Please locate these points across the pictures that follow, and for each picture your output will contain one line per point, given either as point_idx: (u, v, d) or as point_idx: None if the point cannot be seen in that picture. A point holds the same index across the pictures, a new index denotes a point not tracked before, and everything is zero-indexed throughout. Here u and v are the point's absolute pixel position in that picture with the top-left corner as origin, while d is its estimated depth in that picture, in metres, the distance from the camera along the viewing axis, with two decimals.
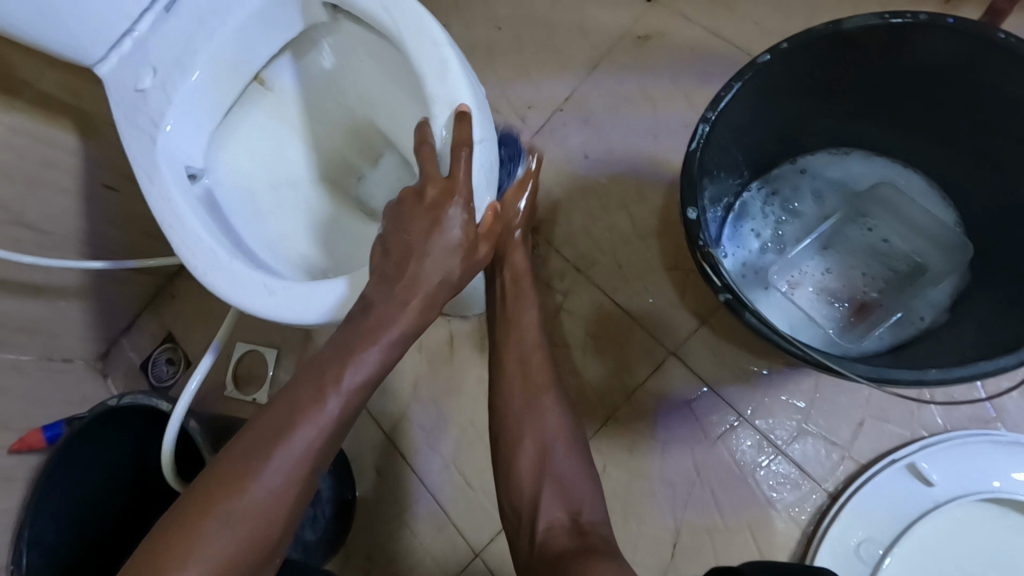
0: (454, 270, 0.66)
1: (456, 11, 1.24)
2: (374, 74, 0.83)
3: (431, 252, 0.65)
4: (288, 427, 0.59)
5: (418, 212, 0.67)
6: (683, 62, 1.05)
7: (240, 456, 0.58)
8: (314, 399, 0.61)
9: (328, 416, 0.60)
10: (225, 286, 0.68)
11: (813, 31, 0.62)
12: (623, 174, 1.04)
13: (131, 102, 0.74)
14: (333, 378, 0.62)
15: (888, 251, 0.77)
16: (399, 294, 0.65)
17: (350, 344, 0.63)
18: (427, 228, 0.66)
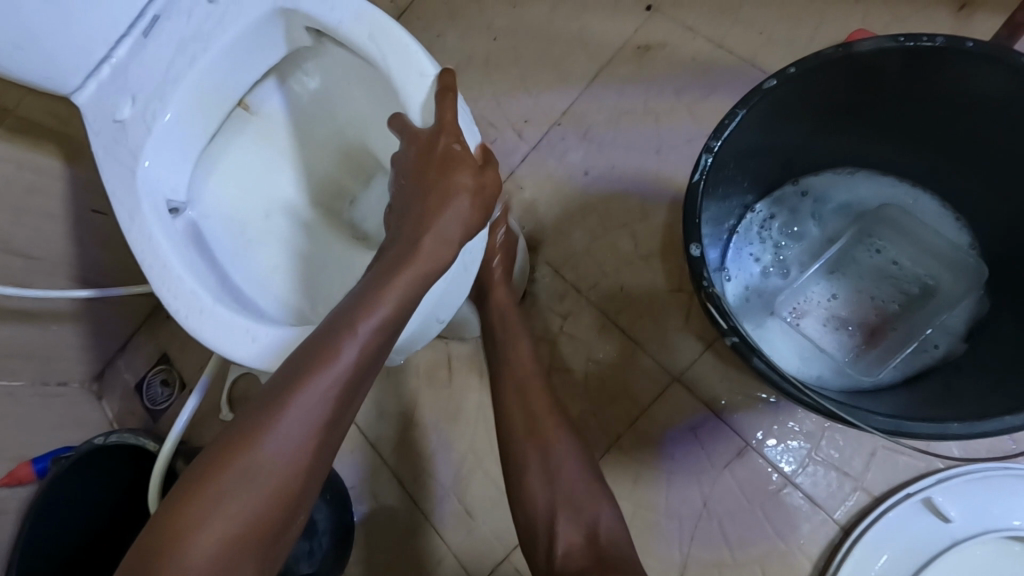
0: (466, 216, 0.62)
1: (452, 23, 1.21)
2: (362, 98, 0.80)
3: (447, 192, 0.61)
4: (303, 376, 0.54)
5: (422, 168, 0.62)
6: (685, 73, 1.01)
7: (259, 410, 0.54)
8: (328, 347, 0.55)
9: (344, 364, 0.55)
10: (207, 332, 0.66)
11: (821, 53, 0.58)
12: (624, 190, 1.01)
13: (111, 133, 0.73)
14: (350, 325, 0.56)
15: (897, 272, 0.74)
16: (389, 286, 0.58)
17: (349, 321, 0.57)
18: (436, 173, 0.62)
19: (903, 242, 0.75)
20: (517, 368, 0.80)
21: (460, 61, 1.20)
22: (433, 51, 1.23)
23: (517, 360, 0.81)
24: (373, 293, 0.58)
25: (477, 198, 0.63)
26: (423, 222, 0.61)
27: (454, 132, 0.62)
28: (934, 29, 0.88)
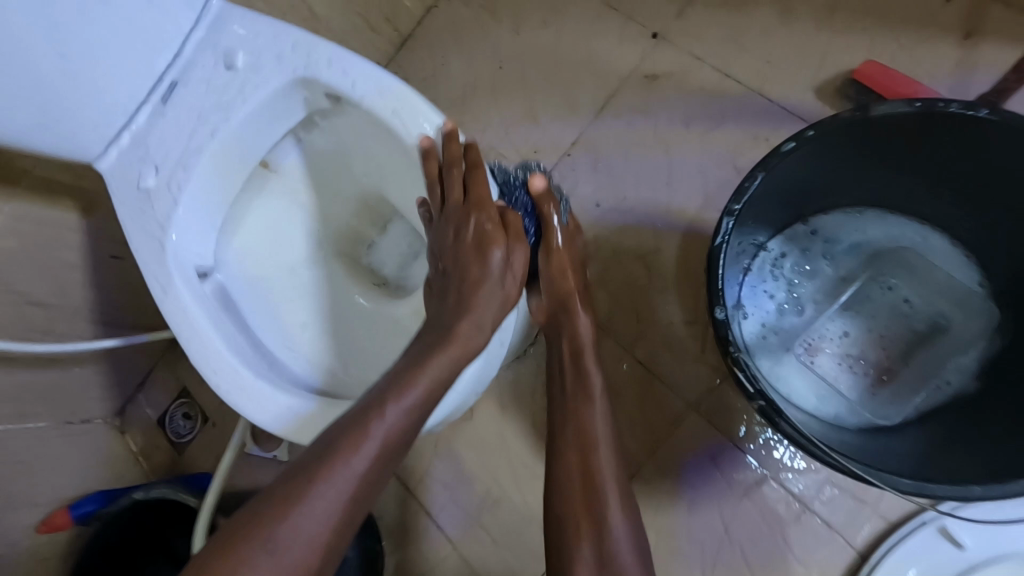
0: (510, 294, 0.65)
1: (456, 51, 1.21)
2: (375, 153, 0.81)
3: (486, 269, 0.64)
4: (353, 437, 0.56)
5: (460, 246, 0.65)
6: (694, 103, 1.02)
7: (305, 469, 0.56)
8: (376, 410, 0.58)
9: (389, 428, 0.57)
10: (245, 404, 0.68)
11: (837, 118, 0.60)
12: (636, 222, 1.02)
13: (135, 201, 0.74)
14: (398, 391, 0.59)
15: (910, 311, 0.76)
16: (426, 361, 0.60)
17: (392, 392, 0.59)
18: (472, 251, 0.65)
19: (914, 280, 0.77)
20: (583, 436, 0.75)
21: (465, 89, 1.20)
22: (437, 78, 1.23)
23: (583, 426, 0.75)
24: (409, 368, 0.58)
25: (516, 269, 0.65)
26: (465, 303, 0.63)
27: (487, 209, 0.65)
28: (940, 57, 0.89)
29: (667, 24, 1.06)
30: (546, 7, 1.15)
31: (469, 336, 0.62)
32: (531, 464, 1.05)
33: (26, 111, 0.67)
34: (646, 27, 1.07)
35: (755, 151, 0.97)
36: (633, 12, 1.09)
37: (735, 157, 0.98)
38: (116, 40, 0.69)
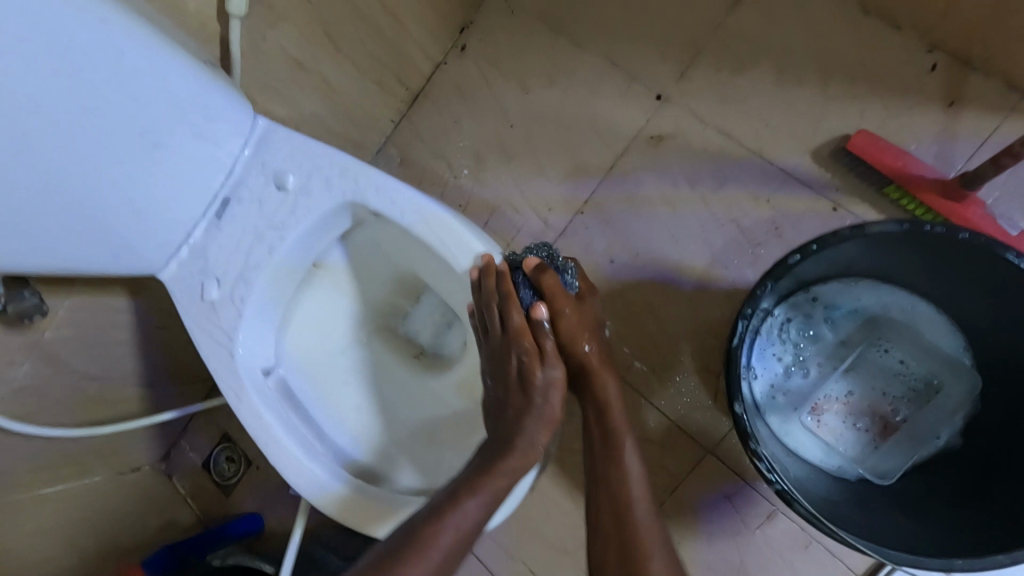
0: (555, 410, 0.71)
1: (467, 108, 1.26)
2: (406, 249, 0.88)
3: (529, 395, 0.71)
4: (437, 526, 0.62)
5: (504, 373, 0.72)
6: (697, 164, 1.09)
7: (390, 555, 0.60)
8: (457, 503, 0.64)
9: (467, 520, 0.63)
10: (317, 495, 0.78)
11: (838, 235, 0.67)
12: (648, 278, 1.10)
13: (202, 312, 0.81)
14: (475, 487, 0.66)
15: (904, 371, 0.86)
16: (491, 464, 0.68)
17: (460, 491, 0.66)
18: (516, 378, 0.71)
19: (907, 343, 0.86)
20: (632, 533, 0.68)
21: (478, 146, 1.25)
22: (450, 135, 1.27)
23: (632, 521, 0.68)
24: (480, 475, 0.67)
25: (556, 394, 0.71)
26: (513, 425, 0.70)
27: (526, 340, 0.71)
28: (926, 124, 0.96)
29: (669, 86, 1.11)
30: (551, 64, 1.19)
31: (528, 445, 0.70)
32: (560, 501, 1.14)
33: (89, 241, 0.73)
34: (650, 89, 1.12)
35: (757, 211, 1.04)
36: (636, 72, 1.13)
37: (737, 215, 1.05)
38: (171, 173, 0.74)
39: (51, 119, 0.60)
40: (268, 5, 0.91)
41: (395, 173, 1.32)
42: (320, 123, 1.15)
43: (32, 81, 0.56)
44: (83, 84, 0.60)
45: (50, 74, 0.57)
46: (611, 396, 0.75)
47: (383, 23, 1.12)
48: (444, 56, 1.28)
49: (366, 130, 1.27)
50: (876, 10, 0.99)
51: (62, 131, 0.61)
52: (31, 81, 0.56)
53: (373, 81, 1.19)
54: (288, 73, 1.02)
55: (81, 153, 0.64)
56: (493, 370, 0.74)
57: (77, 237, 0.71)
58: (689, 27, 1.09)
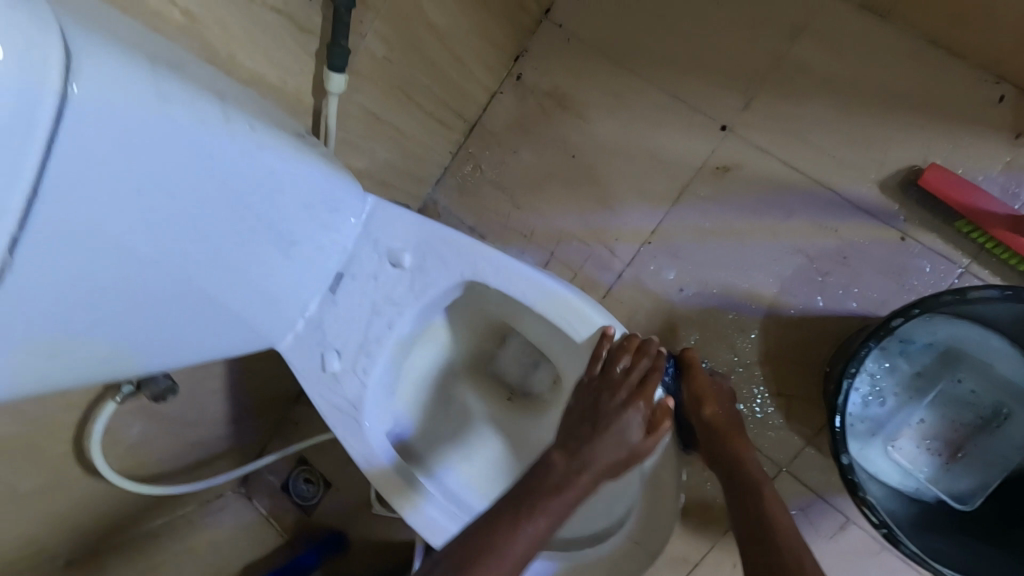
0: (621, 453, 0.80)
1: (527, 139, 1.28)
2: (506, 308, 0.92)
3: (597, 453, 0.79)
4: (504, 538, 0.72)
5: (595, 427, 0.81)
6: (763, 194, 1.12)
7: (462, 555, 0.70)
8: (520, 524, 0.73)
9: (524, 543, 0.73)
10: (418, 523, 0.85)
11: (939, 300, 0.72)
12: (718, 306, 1.15)
13: (324, 381, 0.86)
14: (533, 513, 0.74)
15: (974, 399, 0.92)
16: (546, 496, 0.76)
17: (521, 512, 0.75)
18: (614, 425, 0.80)
19: (978, 374, 0.92)
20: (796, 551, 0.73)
21: (539, 177, 1.27)
22: (512, 167, 1.30)
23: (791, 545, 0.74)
24: (533, 505, 0.75)
25: (630, 449, 0.80)
26: (573, 472, 0.78)
27: (648, 400, 0.82)
28: (992, 155, 1.00)
29: (733, 117, 1.13)
30: (615, 96, 1.21)
31: (586, 484, 0.78)
32: None
33: (205, 334, 0.72)
34: (714, 120, 1.15)
35: (824, 239, 1.08)
36: (699, 103, 1.16)
37: (804, 244, 1.09)
38: (274, 253, 0.73)
39: (164, 226, 0.58)
40: (355, 72, 0.92)
41: (455, 204, 1.35)
42: (391, 167, 1.17)
43: (140, 195, 0.54)
44: (190, 183, 0.58)
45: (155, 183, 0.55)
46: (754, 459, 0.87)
47: (457, 67, 1.14)
48: (500, 86, 1.29)
49: (428, 166, 1.28)
50: (941, 42, 1.01)
51: (170, 233, 0.59)
52: (141, 199, 0.54)
53: (438, 119, 1.20)
54: (367, 128, 1.03)
55: (194, 252, 0.63)
56: (590, 410, 0.83)
57: (201, 331, 0.71)
58: (753, 59, 1.11)
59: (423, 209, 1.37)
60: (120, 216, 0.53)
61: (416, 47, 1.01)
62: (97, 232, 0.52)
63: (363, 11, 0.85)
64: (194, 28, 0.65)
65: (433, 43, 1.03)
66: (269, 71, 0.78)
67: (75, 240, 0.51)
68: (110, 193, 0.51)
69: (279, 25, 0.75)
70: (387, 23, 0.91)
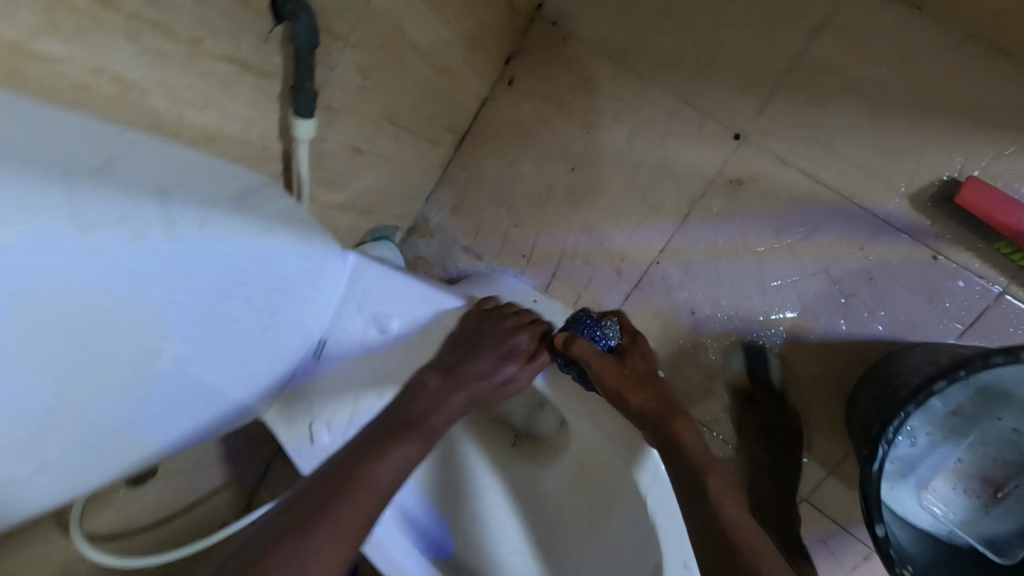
0: (507, 373, 0.76)
1: (521, 149, 1.17)
2: None
3: (475, 375, 0.75)
4: (373, 459, 0.65)
5: (471, 350, 0.76)
6: (783, 210, 1.02)
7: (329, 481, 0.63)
8: (391, 446, 0.67)
9: (394, 466, 0.66)
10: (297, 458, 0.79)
11: (989, 363, 0.64)
12: (732, 328, 1.07)
13: (311, 455, 0.79)
14: (403, 435, 0.68)
15: (1017, 438, 0.83)
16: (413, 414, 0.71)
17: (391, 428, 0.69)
18: (495, 348, 0.76)
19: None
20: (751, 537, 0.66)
21: (537, 192, 1.17)
22: (508, 182, 1.19)
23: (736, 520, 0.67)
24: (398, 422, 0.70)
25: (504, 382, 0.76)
26: (448, 392, 0.73)
27: (534, 331, 0.79)
28: None
29: (749, 124, 1.02)
30: (617, 102, 1.10)
31: (465, 403, 0.74)
32: None
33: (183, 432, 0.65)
34: (727, 127, 1.03)
35: (848, 259, 0.99)
36: (711, 109, 1.04)
37: (826, 264, 1.01)
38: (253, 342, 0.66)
39: (116, 344, 0.51)
40: (328, 106, 0.82)
41: (448, 221, 1.26)
42: (376, 193, 1.07)
43: (110, 299, 0.48)
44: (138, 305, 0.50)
45: (95, 308, 0.48)
46: (689, 433, 0.73)
47: (443, 81, 1.02)
48: (491, 91, 1.18)
49: (417, 184, 1.19)
50: (987, 37, 0.89)
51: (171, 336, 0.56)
52: (143, 302, 0.51)
53: (425, 136, 1.09)
54: (345, 160, 0.94)
55: (167, 361, 0.57)
56: (463, 337, 0.77)
57: (180, 430, 0.65)
58: (771, 59, 0.99)
59: (415, 227, 1.28)
60: (70, 335, 0.47)
61: (395, 68, 0.89)
62: (59, 337, 0.46)
63: (331, 42, 0.75)
64: (130, 95, 0.57)
65: (414, 61, 0.92)
66: (225, 124, 0.69)
67: (59, 336, 0.46)
68: (34, 332, 0.44)
69: (233, 74, 0.65)
70: (359, 50, 0.80)
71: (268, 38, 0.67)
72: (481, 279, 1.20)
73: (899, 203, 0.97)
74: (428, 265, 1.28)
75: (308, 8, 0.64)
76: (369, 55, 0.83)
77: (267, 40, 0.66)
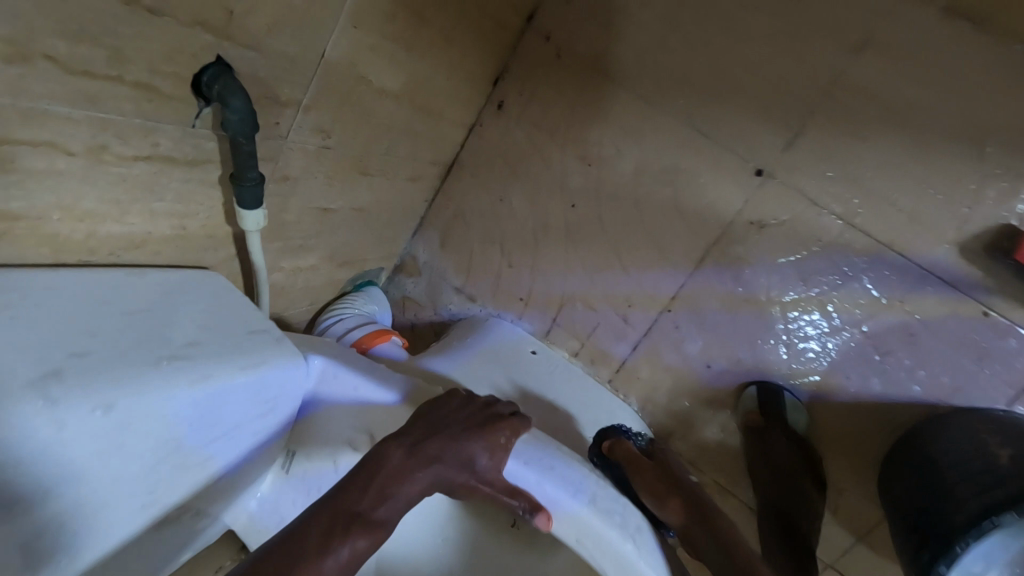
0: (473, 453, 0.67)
1: (514, 182, 1.05)
2: None
3: (438, 452, 0.65)
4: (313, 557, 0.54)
5: (440, 424, 0.67)
6: (811, 258, 0.90)
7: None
8: (338, 540, 0.56)
9: (339, 566, 0.55)
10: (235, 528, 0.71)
11: None
12: (753, 385, 0.97)
13: None
14: (354, 528, 0.57)
15: None
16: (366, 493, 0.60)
17: (336, 515, 0.58)
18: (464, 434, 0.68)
19: None
20: None
21: (533, 229, 1.06)
22: (501, 218, 1.08)
23: None
24: (341, 506, 0.59)
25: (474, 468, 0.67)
26: (407, 474, 0.63)
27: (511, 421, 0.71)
28: None
29: (774, 158, 0.88)
30: (620, 132, 0.96)
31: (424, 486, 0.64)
32: None
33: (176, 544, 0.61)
34: (747, 162, 0.90)
35: (888, 314, 0.88)
36: (728, 141, 0.90)
37: (862, 318, 0.90)
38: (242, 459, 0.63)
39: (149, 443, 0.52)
40: (283, 175, 0.70)
41: (437, 259, 1.15)
42: (354, 244, 0.97)
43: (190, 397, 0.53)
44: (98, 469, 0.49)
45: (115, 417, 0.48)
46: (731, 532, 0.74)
47: (422, 120, 0.90)
48: (478, 116, 1.05)
49: (400, 224, 1.08)
50: None
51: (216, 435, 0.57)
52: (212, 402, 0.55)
53: (407, 177, 0.97)
54: (312, 222, 0.82)
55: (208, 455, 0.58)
56: (427, 416, 0.68)
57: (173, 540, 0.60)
58: (800, 83, 0.85)
59: (401, 264, 1.17)
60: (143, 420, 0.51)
61: (360, 119, 0.77)
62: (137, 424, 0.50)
63: (279, 110, 0.62)
64: (20, 226, 0.48)
65: (384, 107, 0.79)
66: (154, 226, 0.58)
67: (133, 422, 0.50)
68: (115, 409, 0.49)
69: (156, 173, 0.54)
70: (315, 111, 0.67)
71: (196, 124, 0.55)
72: (476, 326, 1.09)
73: (946, 252, 0.84)
74: (418, 306, 1.18)
75: (239, 87, 0.52)
76: (329, 113, 0.70)
77: (195, 126, 0.54)
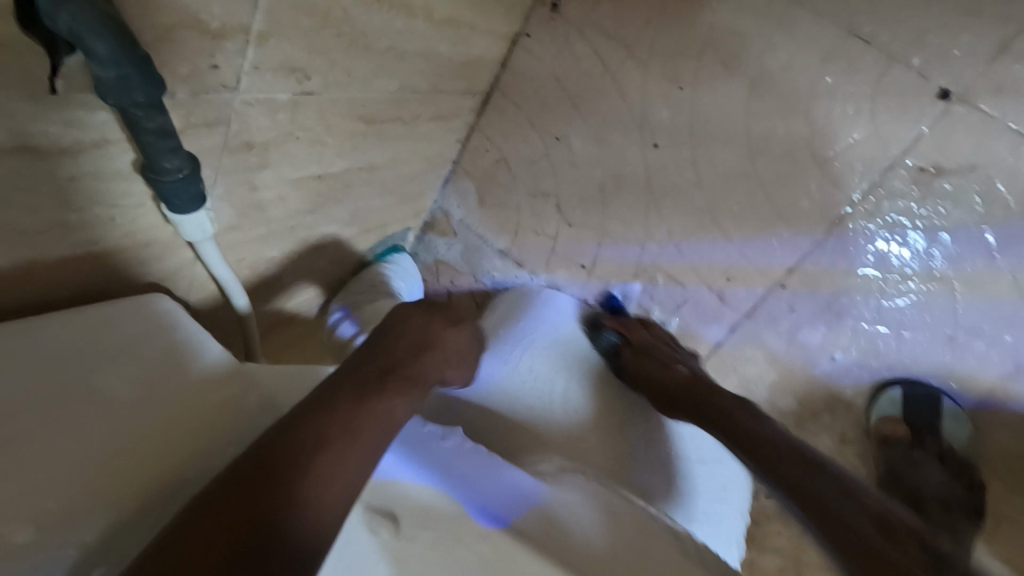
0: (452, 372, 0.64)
1: (574, 113, 0.79)
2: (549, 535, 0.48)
3: (443, 343, 0.60)
4: (354, 410, 0.47)
5: (435, 319, 0.61)
6: (1014, 219, 0.62)
7: (298, 441, 0.43)
8: (381, 396, 0.50)
9: (389, 418, 0.50)
10: None
11: None
12: (899, 387, 0.74)
13: None
14: (386, 387, 0.51)
15: None
16: (390, 378, 0.52)
17: (365, 391, 0.50)
18: (460, 334, 0.63)
19: None
20: None
21: (598, 179, 0.81)
22: (555, 163, 0.83)
23: None
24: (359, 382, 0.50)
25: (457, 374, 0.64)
26: (435, 335, 0.60)
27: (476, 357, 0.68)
28: None
29: (971, 74, 0.59)
30: (729, 37, 0.67)
31: (435, 365, 0.59)
32: None
33: None
34: (927, 80, 0.60)
35: None
36: None
37: None
38: None
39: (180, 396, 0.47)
40: (244, 142, 0.49)
41: (474, 217, 0.92)
42: (368, 209, 0.75)
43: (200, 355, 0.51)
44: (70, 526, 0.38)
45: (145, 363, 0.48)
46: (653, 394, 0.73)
47: (446, 39, 0.63)
48: (527, 24, 0.77)
49: (427, 176, 0.84)
50: None
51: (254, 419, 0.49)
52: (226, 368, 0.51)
53: (430, 120, 0.72)
54: (301, 195, 0.61)
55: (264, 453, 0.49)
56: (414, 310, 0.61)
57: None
58: None
59: (431, 222, 0.95)
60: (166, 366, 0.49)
61: (353, 43, 0.52)
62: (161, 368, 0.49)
63: (214, 47, 0.41)
64: None
65: (385, 22, 0.54)
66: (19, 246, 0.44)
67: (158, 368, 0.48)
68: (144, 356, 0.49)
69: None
70: (276, 41, 0.45)
71: (60, 89, 0.40)
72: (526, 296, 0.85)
73: None
74: (453, 272, 0.96)
75: (105, 22, 0.32)
76: (299, 39, 0.46)
77: (59, 91, 0.40)
